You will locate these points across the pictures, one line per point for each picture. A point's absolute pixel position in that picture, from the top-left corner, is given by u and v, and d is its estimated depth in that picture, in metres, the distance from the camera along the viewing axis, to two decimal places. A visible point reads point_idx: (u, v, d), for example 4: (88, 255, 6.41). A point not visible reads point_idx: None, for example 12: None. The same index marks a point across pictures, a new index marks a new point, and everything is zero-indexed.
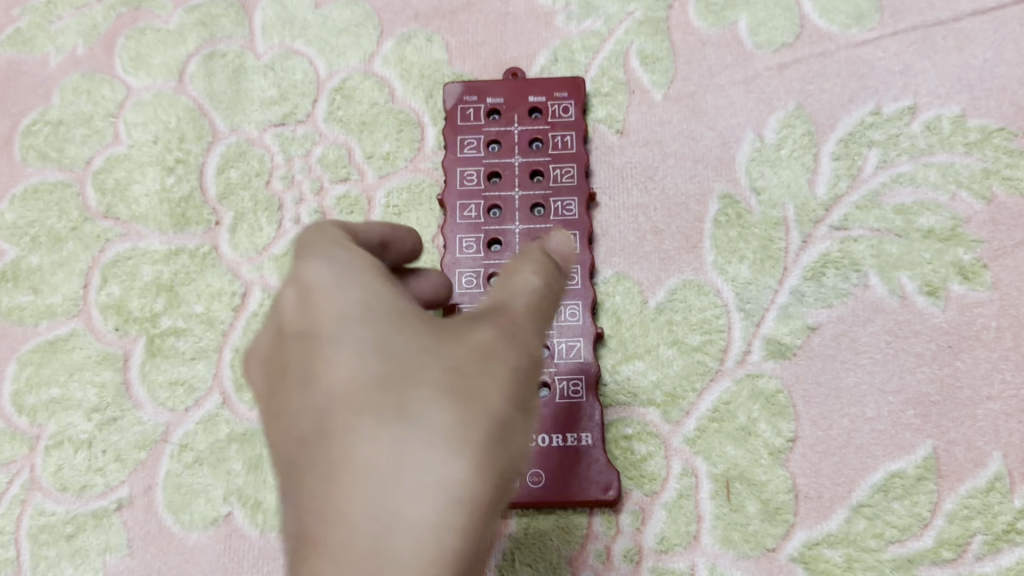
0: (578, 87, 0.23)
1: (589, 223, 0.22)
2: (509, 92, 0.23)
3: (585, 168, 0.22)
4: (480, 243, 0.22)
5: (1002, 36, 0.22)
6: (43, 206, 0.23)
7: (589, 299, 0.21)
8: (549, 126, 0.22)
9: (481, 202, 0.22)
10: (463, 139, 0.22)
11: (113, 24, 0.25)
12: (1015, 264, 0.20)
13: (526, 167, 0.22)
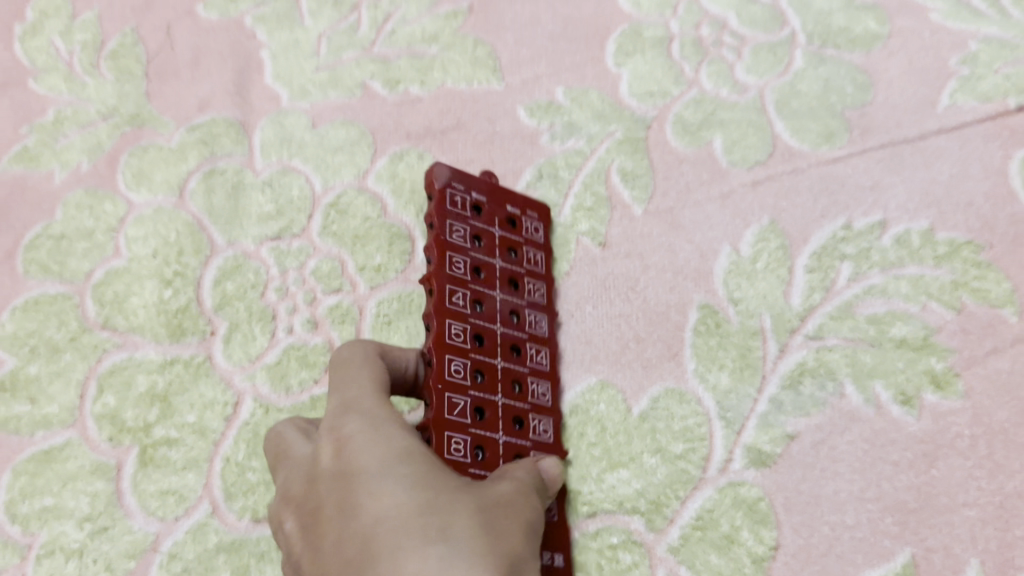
0: (546, 210, 0.24)
1: (552, 342, 0.22)
2: (490, 194, 0.23)
3: (550, 289, 0.23)
4: (466, 334, 0.20)
5: (967, 152, 0.23)
6: (43, 317, 0.24)
7: (554, 418, 0.21)
8: (528, 242, 0.23)
9: (468, 293, 0.21)
10: (451, 225, 0.21)
11: (117, 141, 0.26)
12: (986, 372, 0.21)
13: (506, 272, 0.22)
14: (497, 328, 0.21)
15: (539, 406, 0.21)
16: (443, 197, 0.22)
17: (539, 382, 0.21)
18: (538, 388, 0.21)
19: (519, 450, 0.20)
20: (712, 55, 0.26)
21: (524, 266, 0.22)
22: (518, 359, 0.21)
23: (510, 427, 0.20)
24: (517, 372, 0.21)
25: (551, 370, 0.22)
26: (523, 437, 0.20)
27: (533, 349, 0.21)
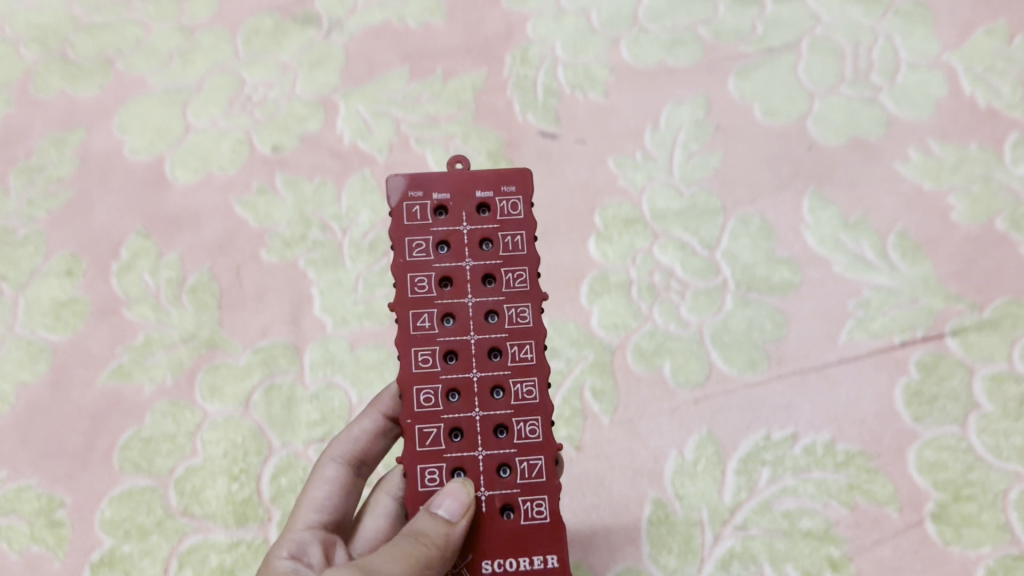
0: (524, 181, 0.24)
1: (541, 330, 0.23)
2: (455, 190, 0.23)
3: (536, 270, 0.23)
4: (436, 355, 0.23)
5: (860, 381, 0.32)
6: (134, 507, 0.31)
7: (546, 412, 0.22)
8: (497, 220, 0.23)
9: (434, 311, 0.23)
10: (412, 240, 0.23)
11: (195, 360, 0.33)
12: (873, 557, 0.29)
13: (474, 258, 0.23)
14: (472, 337, 0.23)
15: (525, 407, 0.22)
16: (405, 215, 0.23)
17: (523, 379, 0.22)
18: (521, 387, 0.22)
19: (505, 461, 0.22)
20: (662, 296, 0.33)
21: (500, 255, 0.23)
22: (497, 363, 0.23)
23: (494, 443, 0.22)
24: (496, 380, 0.22)
25: (538, 361, 0.23)
26: (506, 446, 0.22)
27: (513, 345, 0.23)
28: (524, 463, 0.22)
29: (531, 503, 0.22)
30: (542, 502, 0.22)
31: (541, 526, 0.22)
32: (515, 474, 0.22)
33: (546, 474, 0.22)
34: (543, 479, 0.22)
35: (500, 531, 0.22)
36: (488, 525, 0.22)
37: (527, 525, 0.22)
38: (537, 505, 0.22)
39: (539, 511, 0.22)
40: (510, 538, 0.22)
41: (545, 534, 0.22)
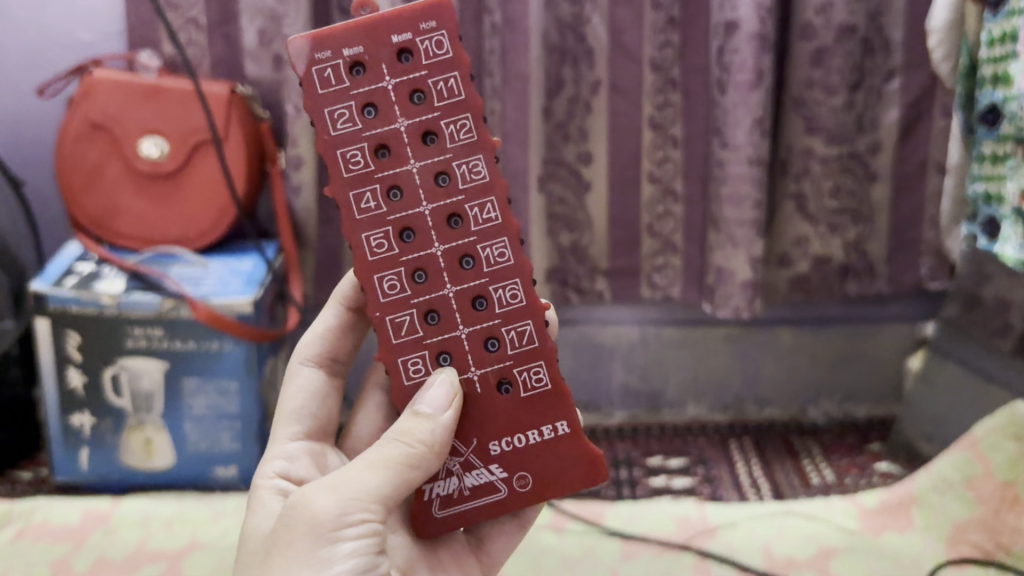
0: (440, 22, 0.42)
1: (490, 175, 0.43)
2: (363, 47, 0.41)
3: (468, 110, 0.42)
4: (392, 233, 0.43)
5: None
6: None
7: (514, 259, 0.43)
8: (423, 62, 0.42)
9: (353, 101, 0.42)
10: (341, 108, 0.42)
11: None
12: None
13: (395, 102, 0.42)
14: (423, 210, 0.43)
15: (490, 267, 0.43)
16: (320, 82, 0.41)
17: (488, 240, 0.43)
18: (489, 254, 0.43)
19: (493, 336, 0.44)
20: None
21: (423, 104, 0.42)
22: (463, 231, 0.43)
23: (471, 316, 0.44)
24: (463, 253, 0.43)
25: (496, 219, 0.43)
26: (490, 314, 0.44)
27: (447, 128, 0.42)
28: (498, 290, 0.44)
29: (531, 375, 0.44)
30: (540, 369, 0.44)
31: (540, 390, 0.44)
32: (499, 343, 0.44)
33: (532, 329, 0.44)
34: (531, 342, 0.44)
35: (509, 426, 0.44)
36: (493, 400, 0.44)
37: (528, 392, 0.44)
38: (535, 374, 0.44)
39: (539, 378, 0.44)
40: (513, 431, 0.44)
41: (544, 400, 0.44)
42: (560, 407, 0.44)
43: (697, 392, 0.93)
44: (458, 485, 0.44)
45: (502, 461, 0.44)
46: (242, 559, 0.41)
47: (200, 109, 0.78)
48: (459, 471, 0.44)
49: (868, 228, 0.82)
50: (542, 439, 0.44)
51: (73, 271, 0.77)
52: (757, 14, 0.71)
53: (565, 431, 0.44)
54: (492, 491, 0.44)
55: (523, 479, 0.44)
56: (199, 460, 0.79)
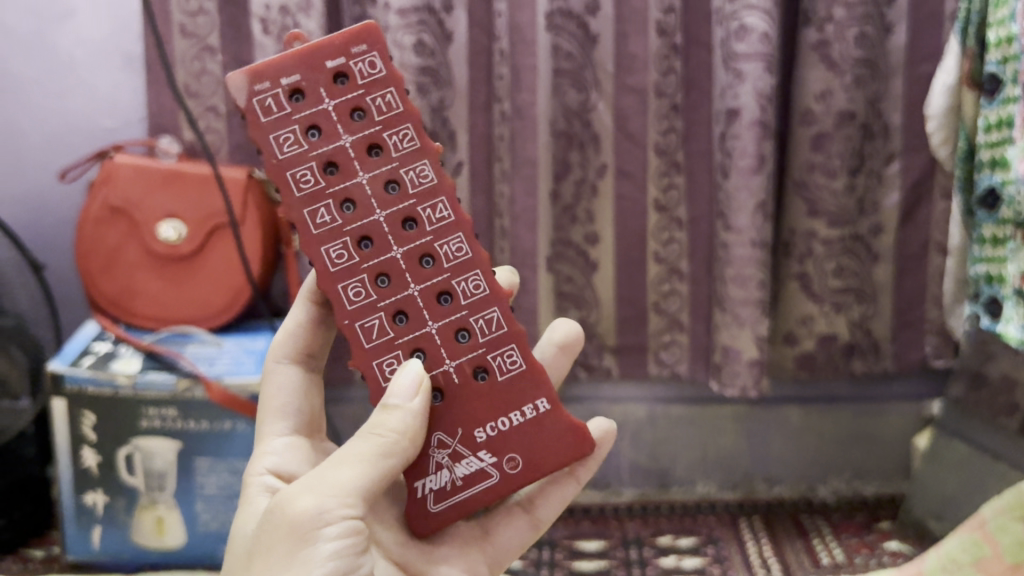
0: (367, 43, 0.46)
1: (436, 175, 0.47)
2: (299, 74, 0.46)
3: (406, 120, 0.47)
4: (352, 244, 0.46)
5: None
6: None
7: (470, 252, 0.47)
8: (360, 82, 0.46)
9: (297, 124, 0.46)
10: (286, 132, 0.46)
11: None
12: None
13: (338, 123, 0.46)
14: (378, 219, 0.46)
15: (449, 262, 0.47)
16: (263, 112, 0.45)
17: (461, 274, 0.47)
18: (447, 252, 0.47)
19: (463, 328, 0.47)
20: None
21: (364, 119, 0.46)
22: (419, 233, 0.47)
23: (437, 312, 0.47)
24: (422, 253, 0.47)
25: (448, 216, 0.47)
26: (456, 307, 0.47)
27: (390, 140, 0.46)
28: (459, 282, 0.47)
29: (505, 359, 0.47)
30: (512, 352, 0.47)
31: (517, 371, 0.47)
32: (467, 334, 0.47)
33: (499, 313, 0.47)
34: (499, 328, 0.47)
35: (491, 414, 0.46)
36: (472, 386, 0.47)
37: (504, 375, 0.47)
38: (508, 357, 0.47)
39: (512, 361, 0.47)
40: (494, 416, 0.46)
41: (521, 381, 0.47)
42: (537, 385, 0.47)
43: (705, 470, 0.94)
44: (449, 477, 0.46)
45: (489, 446, 0.46)
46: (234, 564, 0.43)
47: (217, 192, 0.80)
48: (449, 463, 0.46)
49: (872, 308, 0.84)
50: (527, 418, 0.47)
51: (90, 351, 0.79)
52: (758, 102, 0.73)
53: (546, 407, 0.47)
54: (484, 478, 0.46)
55: (515, 462, 0.46)
56: (210, 538, 0.79)
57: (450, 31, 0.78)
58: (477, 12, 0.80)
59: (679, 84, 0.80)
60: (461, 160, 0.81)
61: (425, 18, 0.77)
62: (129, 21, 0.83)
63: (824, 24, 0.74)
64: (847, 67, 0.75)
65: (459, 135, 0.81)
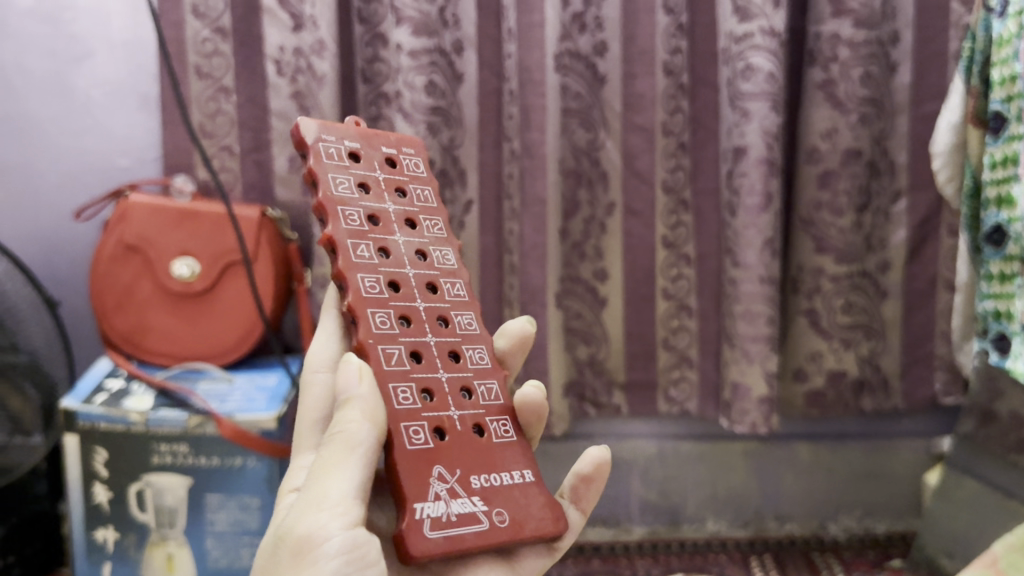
0: (416, 149, 0.55)
1: (459, 268, 0.53)
2: (360, 145, 0.52)
3: (440, 215, 0.53)
4: (381, 283, 0.48)
5: None
6: None
7: (479, 332, 0.52)
8: (406, 172, 0.53)
9: (353, 177, 0.50)
10: (340, 178, 0.49)
11: None
12: None
13: (383, 190, 0.51)
14: (407, 274, 0.49)
15: (462, 329, 0.51)
16: (325, 154, 0.49)
17: (458, 310, 0.51)
18: (460, 322, 0.51)
19: (467, 386, 0.49)
20: None
21: (410, 198, 0.52)
22: (439, 301, 0.50)
23: (451, 365, 0.49)
24: (439, 315, 0.50)
25: (465, 299, 0.52)
26: (462, 366, 0.49)
27: (427, 222, 0.52)
28: (468, 348, 0.50)
29: (498, 426, 0.48)
30: (506, 425, 0.49)
31: (508, 439, 0.48)
32: (468, 390, 0.49)
33: (497, 390, 0.50)
34: (496, 397, 0.50)
35: (485, 465, 0.46)
36: (470, 438, 0.47)
37: (499, 439, 0.48)
38: (502, 425, 0.49)
39: (505, 430, 0.48)
40: (486, 469, 0.46)
41: (511, 449, 0.48)
42: (524, 459, 0.48)
43: (716, 507, 0.93)
44: (445, 510, 0.43)
45: (481, 494, 0.44)
46: None
47: (230, 230, 0.82)
48: (446, 497, 0.43)
49: (881, 344, 0.84)
50: (517, 484, 0.46)
51: (102, 387, 0.79)
52: (764, 140, 0.74)
53: (532, 479, 0.47)
54: (474, 522, 0.43)
55: (501, 517, 0.44)
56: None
57: (460, 73, 0.81)
58: (487, 54, 0.82)
59: (686, 122, 0.82)
60: (472, 198, 0.84)
61: (436, 59, 0.78)
62: (146, 63, 0.85)
63: (830, 63, 0.75)
64: (853, 106, 0.76)
65: (469, 173, 0.83)
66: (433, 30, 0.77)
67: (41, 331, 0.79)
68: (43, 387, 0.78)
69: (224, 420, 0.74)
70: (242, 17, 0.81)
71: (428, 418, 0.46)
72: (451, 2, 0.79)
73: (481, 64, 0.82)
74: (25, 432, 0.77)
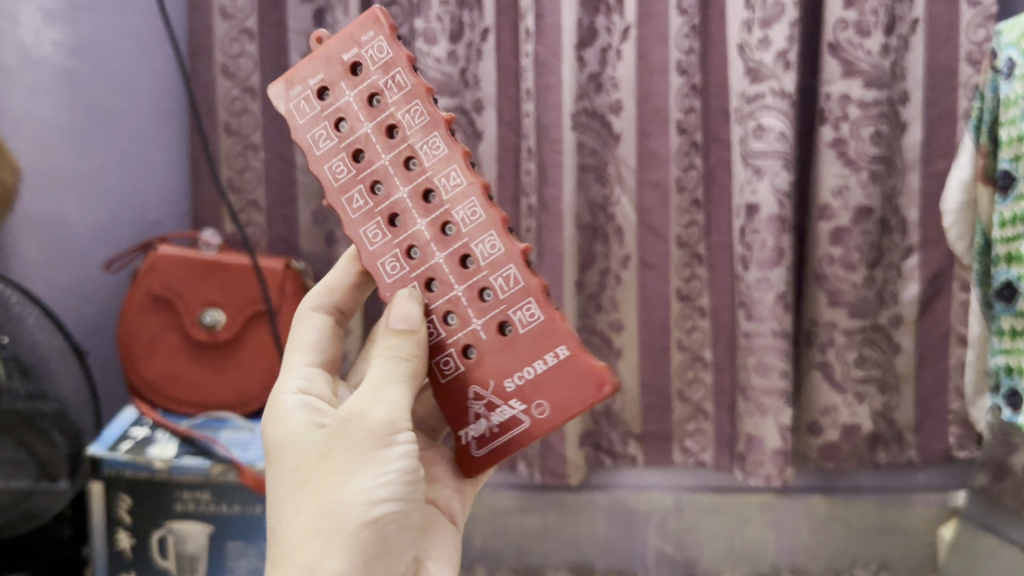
0: (377, 29, 0.45)
1: (487, 210, 0.45)
2: (327, 72, 0.46)
3: (422, 99, 0.45)
4: (381, 227, 0.46)
5: None
6: None
7: (496, 227, 0.45)
8: (373, 69, 0.45)
9: (328, 123, 0.46)
10: (312, 134, 0.46)
11: None
12: None
13: (363, 109, 0.45)
14: (406, 195, 0.45)
15: (490, 256, 0.45)
16: (297, 113, 0.46)
17: (478, 237, 0.45)
18: (485, 248, 0.45)
19: (485, 287, 0.45)
20: None
21: (387, 104, 0.45)
22: (456, 235, 0.45)
23: (462, 273, 0.45)
24: (456, 245, 0.45)
25: (487, 220, 0.45)
26: (480, 268, 0.45)
27: (423, 146, 0.45)
28: (499, 278, 0.45)
29: (520, 310, 0.45)
30: (528, 305, 0.45)
31: (534, 323, 0.44)
32: (495, 291, 0.45)
33: (514, 274, 0.45)
34: (521, 286, 0.45)
35: (516, 362, 0.44)
36: (498, 341, 0.45)
37: (525, 326, 0.44)
38: (526, 308, 0.45)
39: (532, 314, 0.44)
40: (517, 368, 0.44)
41: (542, 332, 0.44)
42: (557, 333, 0.44)
43: (733, 559, 0.94)
44: (487, 425, 0.45)
45: (518, 395, 0.44)
46: (296, 481, 0.44)
47: (253, 279, 0.83)
48: (485, 412, 0.45)
49: (895, 398, 0.85)
50: (553, 365, 0.44)
51: (128, 435, 0.81)
52: (775, 198, 0.75)
53: (568, 353, 0.44)
54: (517, 424, 0.44)
55: (540, 406, 0.44)
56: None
57: (480, 130, 0.84)
58: (506, 112, 0.84)
59: (699, 179, 0.85)
60: None
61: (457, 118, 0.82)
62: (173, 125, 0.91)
63: (840, 122, 0.77)
64: (864, 164, 0.78)
65: None
66: (456, 91, 0.82)
67: (70, 379, 0.80)
68: (68, 434, 0.79)
69: (248, 469, 0.75)
70: (271, 78, 0.84)
71: (455, 342, 0.45)
72: (472, 63, 0.83)
73: (501, 122, 0.84)
74: (52, 477, 0.77)
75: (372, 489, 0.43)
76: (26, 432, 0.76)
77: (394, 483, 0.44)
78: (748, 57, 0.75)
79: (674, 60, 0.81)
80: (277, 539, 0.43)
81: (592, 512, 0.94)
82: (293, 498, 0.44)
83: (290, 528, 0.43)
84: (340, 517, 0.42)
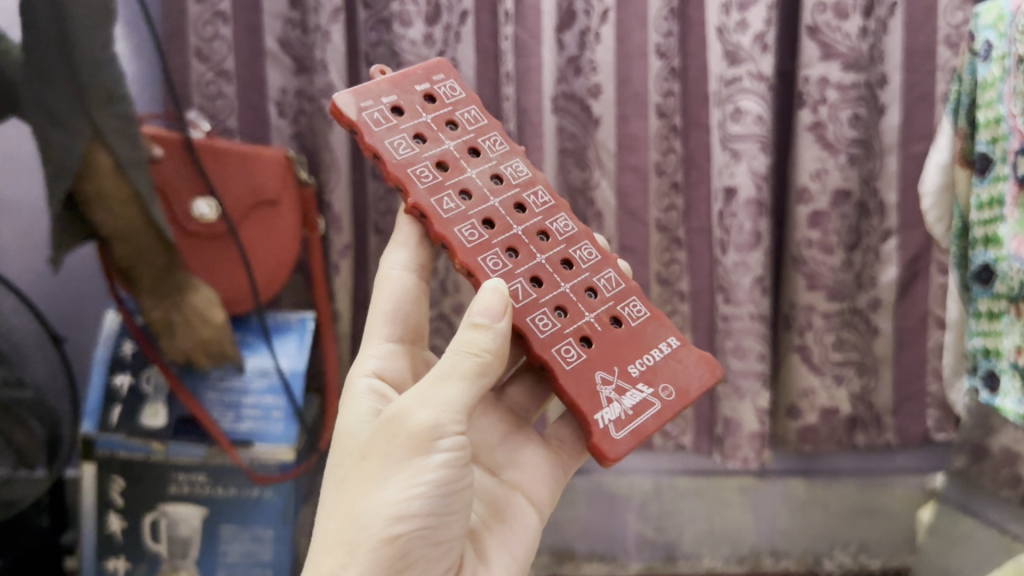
0: (445, 74, 0.55)
1: (574, 222, 0.54)
2: (399, 96, 0.52)
3: (494, 131, 0.54)
4: (476, 227, 0.50)
5: None
6: None
7: (587, 239, 0.54)
8: (447, 101, 0.54)
9: (406, 135, 0.51)
10: (392, 141, 0.50)
11: None
12: None
13: (438, 130, 0.52)
14: (498, 204, 0.52)
15: (589, 260, 0.53)
16: (374, 122, 0.50)
17: (575, 244, 0.53)
18: (582, 254, 0.53)
19: (590, 287, 0.52)
20: None
21: (463, 128, 0.53)
22: (552, 241, 0.53)
23: (566, 273, 0.52)
24: (552, 246, 0.52)
25: (576, 233, 0.54)
26: (580, 271, 0.53)
27: (507, 169, 0.53)
28: (601, 280, 0.53)
29: (629, 307, 0.53)
30: (634, 304, 0.53)
31: (640, 318, 0.52)
32: (599, 290, 0.52)
33: (615, 276, 0.54)
34: (622, 286, 0.53)
35: (635, 353, 0.51)
36: (611, 332, 0.51)
37: (634, 320, 0.52)
38: (632, 306, 0.53)
39: (638, 310, 0.53)
40: (637, 356, 0.51)
41: (649, 325, 0.52)
42: (662, 329, 0.53)
43: (712, 543, 0.94)
44: (622, 407, 0.49)
45: (644, 378, 0.50)
46: (344, 479, 0.46)
47: (253, 168, 0.78)
48: (616, 396, 0.49)
49: (873, 381, 0.86)
50: (670, 350, 0.52)
51: (112, 391, 0.78)
52: (753, 181, 0.75)
53: (678, 344, 0.52)
54: (649, 406, 0.49)
55: (666, 387, 0.50)
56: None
57: None
58: (485, 96, 0.84)
59: (679, 163, 0.84)
60: None
61: None
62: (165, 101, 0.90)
63: (819, 105, 0.77)
64: (842, 147, 0.77)
65: None
66: None
67: (44, 366, 0.79)
68: (46, 421, 0.77)
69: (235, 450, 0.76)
70: (247, 61, 0.83)
71: (574, 333, 0.50)
72: (450, 46, 0.81)
73: (479, 106, 0.84)
74: (30, 465, 0.77)
75: (399, 499, 0.43)
76: (6, 419, 0.74)
77: (423, 496, 0.43)
78: (726, 40, 0.75)
79: (653, 44, 0.80)
80: (318, 533, 0.46)
81: (573, 498, 0.94)
82: (337, 497, 0.45)
83: (327, 526, 0.45)
84: (366, 523, 0.43)
